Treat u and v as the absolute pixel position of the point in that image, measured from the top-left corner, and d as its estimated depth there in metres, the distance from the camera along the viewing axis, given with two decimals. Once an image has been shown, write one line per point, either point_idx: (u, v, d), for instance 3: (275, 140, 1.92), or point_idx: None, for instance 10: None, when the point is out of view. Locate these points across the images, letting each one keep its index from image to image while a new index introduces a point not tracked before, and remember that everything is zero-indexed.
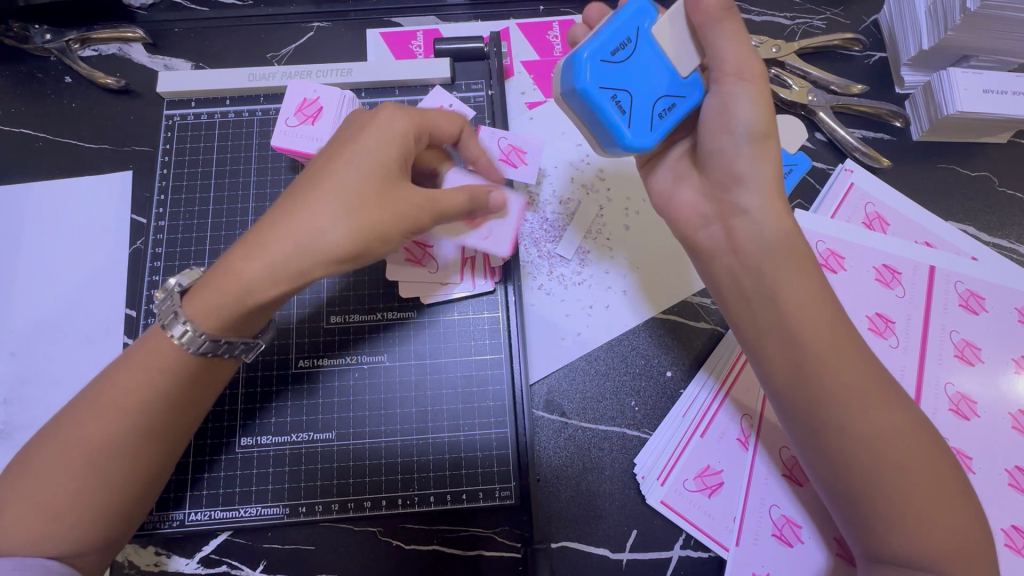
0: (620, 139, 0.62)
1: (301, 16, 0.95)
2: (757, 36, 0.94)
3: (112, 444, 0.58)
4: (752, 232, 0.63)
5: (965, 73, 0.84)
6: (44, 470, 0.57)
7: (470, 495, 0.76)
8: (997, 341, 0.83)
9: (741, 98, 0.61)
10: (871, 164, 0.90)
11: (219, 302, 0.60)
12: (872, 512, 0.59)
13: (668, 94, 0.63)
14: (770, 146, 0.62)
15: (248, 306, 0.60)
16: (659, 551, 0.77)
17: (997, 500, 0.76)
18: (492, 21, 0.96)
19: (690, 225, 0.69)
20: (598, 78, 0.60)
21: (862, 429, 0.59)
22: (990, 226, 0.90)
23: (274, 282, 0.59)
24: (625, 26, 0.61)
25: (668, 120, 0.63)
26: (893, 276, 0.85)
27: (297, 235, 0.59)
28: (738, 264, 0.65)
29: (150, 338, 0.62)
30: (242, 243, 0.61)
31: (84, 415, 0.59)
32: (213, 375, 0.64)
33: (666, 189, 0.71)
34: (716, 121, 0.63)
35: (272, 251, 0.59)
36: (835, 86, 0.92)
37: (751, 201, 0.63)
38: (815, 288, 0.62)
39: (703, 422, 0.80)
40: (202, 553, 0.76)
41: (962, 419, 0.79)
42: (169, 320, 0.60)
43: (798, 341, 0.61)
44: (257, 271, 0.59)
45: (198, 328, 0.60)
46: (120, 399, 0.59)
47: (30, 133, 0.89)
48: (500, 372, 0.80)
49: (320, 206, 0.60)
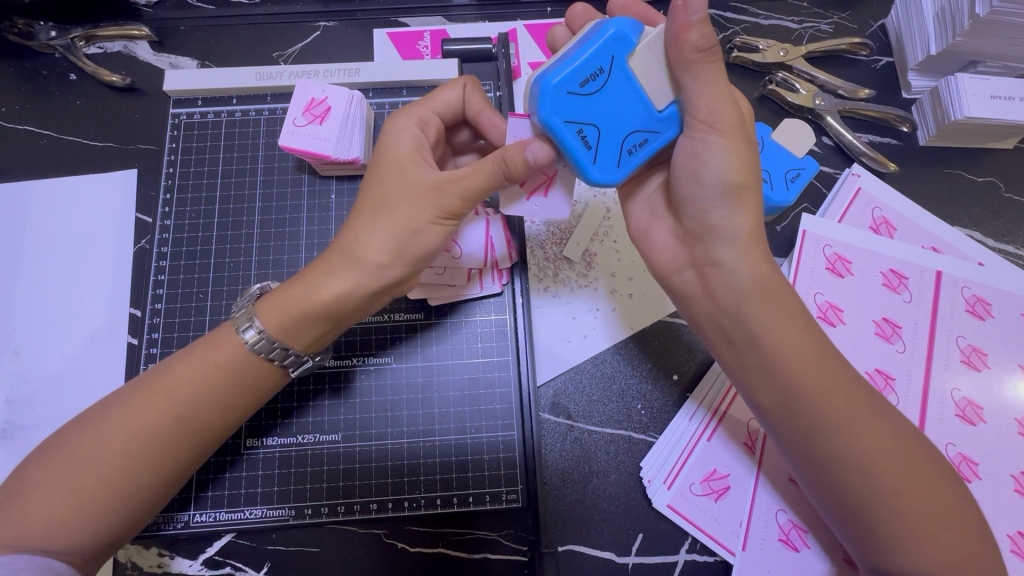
0: (585, 176, 0.59)
1: (307, 15, 0.94)
2: (763, 39, 0.94)
3: (150, 432, 0.59)
4: (727, 283, 0.62)
5: (972, 79, 0.84)
6: (74, 453, 0.58)
7: (477, 498, 0.76)
8: (1002, 348, 0.83)
9: (714, 149, 0.58)
10: (878, 169, 0.90)
11: (294, 314, 0.62)
12: (874, 530, 0.60)
13: (640, 128, 0.58)
14: (746, 197, 0.60)
15: (311, 311, 0.61)
16: (665, 555, 0.77)
17: (1001, 506, 0.76)
18: (498, 22, 0.96)
19: (664, 267, 0.69)
20: (562, 112, 0.57)
21: (860, 456, 0.59)
22: (996, 231, 0.90)
23: (338, 288, 0.61)
24: (597, 56, 0.56)
25: (638, 156, 0.59)
26: (900, 281, 0.85)
27: (358, 246, 0.61)
28: (716, 308, 0.64)
29: (217, 334, 0.64)
30: (311, 263, 0.64)
31: (142, 403, 0.60)
32: (266, 384, 0.65)
33: (643, 224, 0.70)
34: (685, 168, 0.60)
35: (331, 264, 0.62)
36: (841, 90, 0.91)
37: (726, 253, 0.62)
38: (791, 325, 0.62)
39: (708, 427, 0.80)
40: (206, 554, 0.75)
41: (967, 424, 0.79)
42: (242, 324, 0.63)
43: (782, 377, 0.61)
44: (337, 283, 0.61)
45: (269, 335, 0.62)
46: (172, 388, 0.61)
47: (35, 131, 0.89)
48: (506, 375, 0.80)
49: (386, 219, 0.61)
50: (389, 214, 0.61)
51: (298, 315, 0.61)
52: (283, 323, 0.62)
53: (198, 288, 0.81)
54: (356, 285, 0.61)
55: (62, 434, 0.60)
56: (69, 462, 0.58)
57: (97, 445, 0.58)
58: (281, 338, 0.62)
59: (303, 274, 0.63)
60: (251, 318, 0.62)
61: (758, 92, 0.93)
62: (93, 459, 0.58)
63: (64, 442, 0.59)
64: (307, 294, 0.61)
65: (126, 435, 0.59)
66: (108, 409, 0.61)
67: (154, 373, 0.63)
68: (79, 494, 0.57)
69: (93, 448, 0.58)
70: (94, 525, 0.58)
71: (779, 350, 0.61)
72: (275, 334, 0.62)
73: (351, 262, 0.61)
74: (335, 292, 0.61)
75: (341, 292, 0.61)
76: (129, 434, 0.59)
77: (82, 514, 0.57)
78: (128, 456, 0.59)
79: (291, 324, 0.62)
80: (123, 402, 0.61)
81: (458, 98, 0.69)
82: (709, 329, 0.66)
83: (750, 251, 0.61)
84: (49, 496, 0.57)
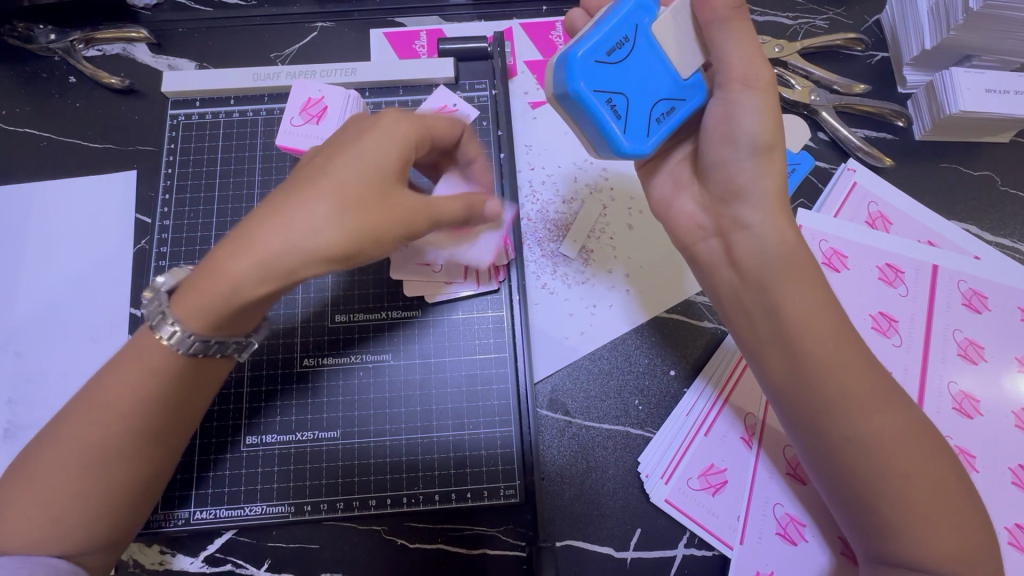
0: (618, 147, 0.63)
1: (305, 16, 0.95)
2: (759, 36, 0.94)
3: (115, 443, 0.58)
4: (753, 247, 0.65)
5: (967, 73, 0.85)
6: (47, 467, 0.57)
7: (475, 493, 0.76)
8: (999, 341, 0.83)
9: (748, 107, 0.62)
10: (873, 164, 0.90)
11: (211, 301, 0.56)
12: (878, 515, 0.60)
13: (667, 96, 0.63)
14: (774, 158, 0.64)
15: (233, 308, 0.56)
16: (663, 550, 0.77)
17: (999, 499, 0.77)
18: (495, 20, 0.96)
19: (688, 236, 0.71)
20: (591, 81, 0.60)
21: (869, 440, 0.60)
22: (992, 225, 0.90)
23: (257, 284, 0.54)
24: (623, 26, 0.61)
25: (667, 123, 0.64)
26: (896, 276, 0.85)
27: (287, 231, 0.54)
28: (738, 277, 0.67)
29: (140, 341, 0.60)
30: (231, 238, 0.56)
31: (87, 418, 0.57)
32: (206, 375, 0.62)
33: (666, 197, 0.73)
34: (719, 132, 0.65)
35: (255, 248, 0.54)
36: (837, 85, 0.92)
37: (754, 216, 0.65)
38: (817, 295, 0.63)
39: (706, 422, 0.80)
40: (207, 552, 0.76)
41: (964, 417, 0.80)
42: (157, 320, 0.57)
43: (802, 350, 0.62)
44: (258, 278, 0.54)
45: (186, 329, 0.57)
46: (118, 401, 0.58)
47: (35, 133, 0.89)
48: (503, 371, 0.80)
49: (318, 203, 0.55)
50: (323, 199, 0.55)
51: (219, 313, 0.56)
52: (211, 322, 0.57)
53: None
54: (279, 279, 0.55)
55: (29, 452, 0.58)
56: (46, 474, 0.56)
57: (63, 458, 0.57)
58: (214, 335, 0.58)
59: (217, 259, 0.56)
60: (166, 317, 0.57)
61: None
62: (75, 468, 0.57)
63: (34, 456, 0.58)
64: (219, 277, 0.55)
65: (98, 446, 0.57)
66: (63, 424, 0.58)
67: (86, 390, 0.59)
68: (59, 504, 0.56)
69: (64, 461, 0.57)
70: (83, 530, 0.57)
71: (796, 324, 0.62)
72: (203, 333, 0.57)
73: (279, 248, 0.54)
74: (258, 278, 0.54)
75: (263, 287, 0.55)
76: (91, 446, 0.57)
77: (70, 520, 0.57)
78: (98, 466, 0.57)
79: (210, 314, 0.56)
80: (72, 415, 0.58)
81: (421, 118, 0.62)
82: (730, 303, 0.68)
83: (777, 212, 0.64)
84: (31, 507, 0.56)
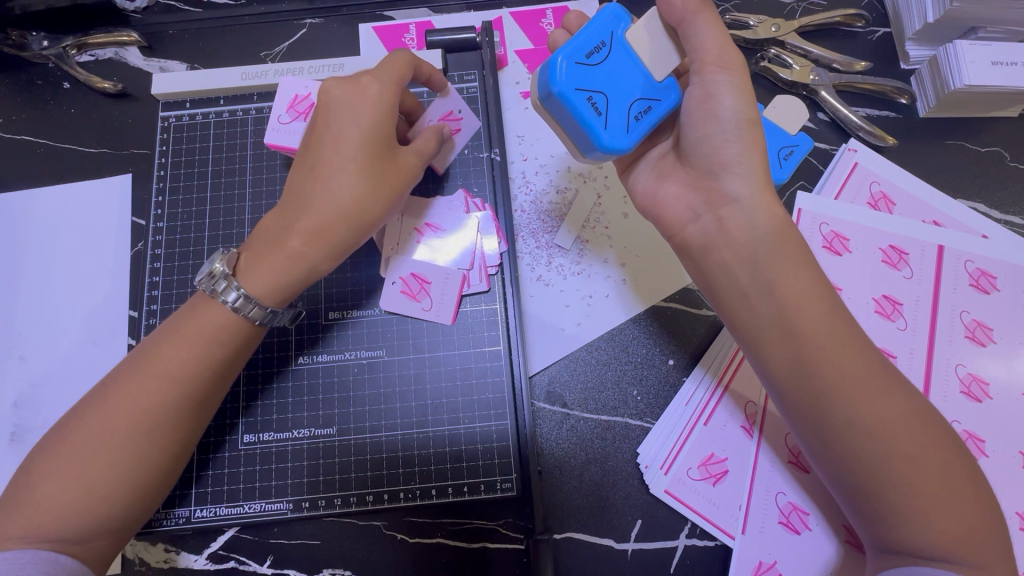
0: (597, 142, 0.63)
1: (294, 13, 0.94)
2: (754, 15, 0.92)
3: (148, 418, 0.61)
4: (748, 222, 0.63)
5: (972, 45, 0.82)
6: (73, 446, 0.59)
7: (471, 488, 0.76)
8: (1009, 322, 0.80)
9: (723, 86, 0.62)
10: (877, 143, 0.87)
11: (276, 274, 0.65)
12: (880, 501, 0.58)
13: (644, 96, 0.63)
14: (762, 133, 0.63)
15: (292, 272, 0.66)
16: (664, 540, 0.77)
17: (1009, 484, 0.75)
18: (484, 10, 0.95)
19: (678, 220, 0.68)
20: (573, 81, 0.62)
21: (873, 423, 0.58)
22: (1002, 202, 0.87)
23: (303, 246, 0.65)
24: (600, 31, 0.62)
25: (646, 122, 0.63)
26: (900, 258, 0.83)
27: (309, 197, 0.66)
28: (733, 257, 0.64)
29: (186, 325, 0.65)
30: (283, 212, 0.67)
31: (130, 392, 0.61)
32: (249, 342, 0.68)
33: (654, 185, 0.71)
34: (701, 111, 0.63)
35: (298, 216, 0.66)
36: (837, 64, 0.89)
37: (746, 190, 0.63)
38: (810, 278, 0.62)
39: (705, 411, 0.79)
40: (211, 549, 0.77)
41: (973, 401, 0.77)
42: (221, 287, 0.65)
43: (799, 335, 0.60)
44: (304, 243, 0.65)
45: (250, 295, 0.65)
46: (165, 375, 0.62)
47: (31, 140, 0.90)
48: (499, 364, 0.80)
49: (333, 170, 0.66)
50: (337, 167, 0.66)
51: (271, 279, 0.65)
52: (262, 286, 0.65)
53: (192, 288, 0.82)
54: (318, 240, 0.66)
55: (64, 426, 0.61)
56: (84, 446, 0.59)
57: (106, 425, 0.60)
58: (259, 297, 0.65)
59: (261, 239, 0.67)
60: (232, 283, 0.65)
61: (750, 69, 0.91)
62: (96, 452, 0.59)
63: (71, 431, 0.60)
64: (282, 250, 0.65)
65: (129, 425, 0.60)
66: (98, 404, 0.61)
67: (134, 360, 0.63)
68: (92, 478, 0.59)
69: (113, 428, 0.60)
70: (111, 509, 0.59)
71: (796, 306, 0.60)
72: (251, 293, 0.65)
73: (311, 212, 0.66)
74: (315, 247, 0.66)
75: (309, 249, 0.66)
76: (136, 413, 0.61)
77: (96, 499, 0.59)
78: (144, 431, 0.61)
79: (272, 285, 0.65)
80: (120, 385, 0.62)
81: (391, 73, 0.68)
82: (724, 290, 0.65)
83: (766, 193, 0.63)
84: (61, 484, 0.58)
